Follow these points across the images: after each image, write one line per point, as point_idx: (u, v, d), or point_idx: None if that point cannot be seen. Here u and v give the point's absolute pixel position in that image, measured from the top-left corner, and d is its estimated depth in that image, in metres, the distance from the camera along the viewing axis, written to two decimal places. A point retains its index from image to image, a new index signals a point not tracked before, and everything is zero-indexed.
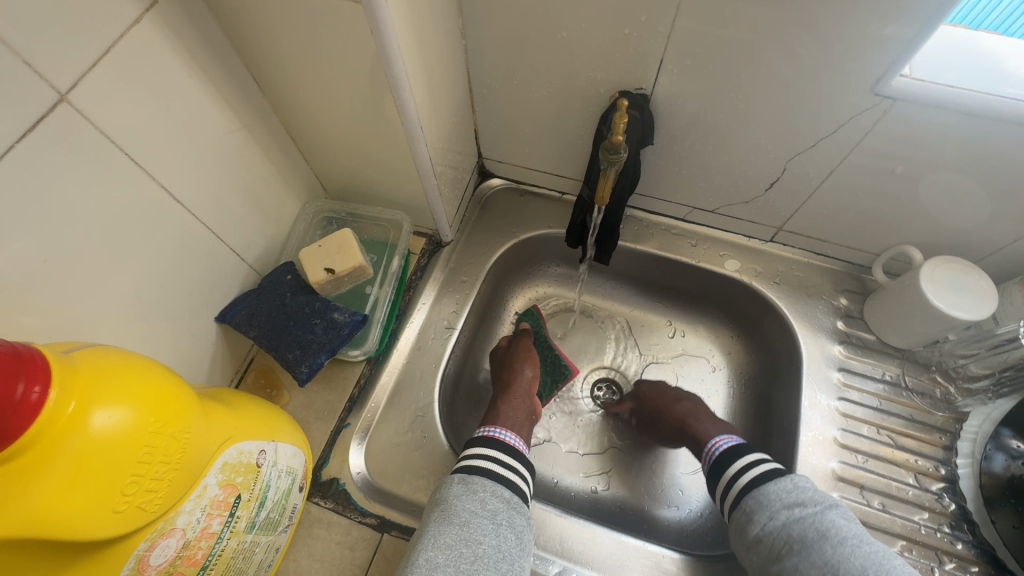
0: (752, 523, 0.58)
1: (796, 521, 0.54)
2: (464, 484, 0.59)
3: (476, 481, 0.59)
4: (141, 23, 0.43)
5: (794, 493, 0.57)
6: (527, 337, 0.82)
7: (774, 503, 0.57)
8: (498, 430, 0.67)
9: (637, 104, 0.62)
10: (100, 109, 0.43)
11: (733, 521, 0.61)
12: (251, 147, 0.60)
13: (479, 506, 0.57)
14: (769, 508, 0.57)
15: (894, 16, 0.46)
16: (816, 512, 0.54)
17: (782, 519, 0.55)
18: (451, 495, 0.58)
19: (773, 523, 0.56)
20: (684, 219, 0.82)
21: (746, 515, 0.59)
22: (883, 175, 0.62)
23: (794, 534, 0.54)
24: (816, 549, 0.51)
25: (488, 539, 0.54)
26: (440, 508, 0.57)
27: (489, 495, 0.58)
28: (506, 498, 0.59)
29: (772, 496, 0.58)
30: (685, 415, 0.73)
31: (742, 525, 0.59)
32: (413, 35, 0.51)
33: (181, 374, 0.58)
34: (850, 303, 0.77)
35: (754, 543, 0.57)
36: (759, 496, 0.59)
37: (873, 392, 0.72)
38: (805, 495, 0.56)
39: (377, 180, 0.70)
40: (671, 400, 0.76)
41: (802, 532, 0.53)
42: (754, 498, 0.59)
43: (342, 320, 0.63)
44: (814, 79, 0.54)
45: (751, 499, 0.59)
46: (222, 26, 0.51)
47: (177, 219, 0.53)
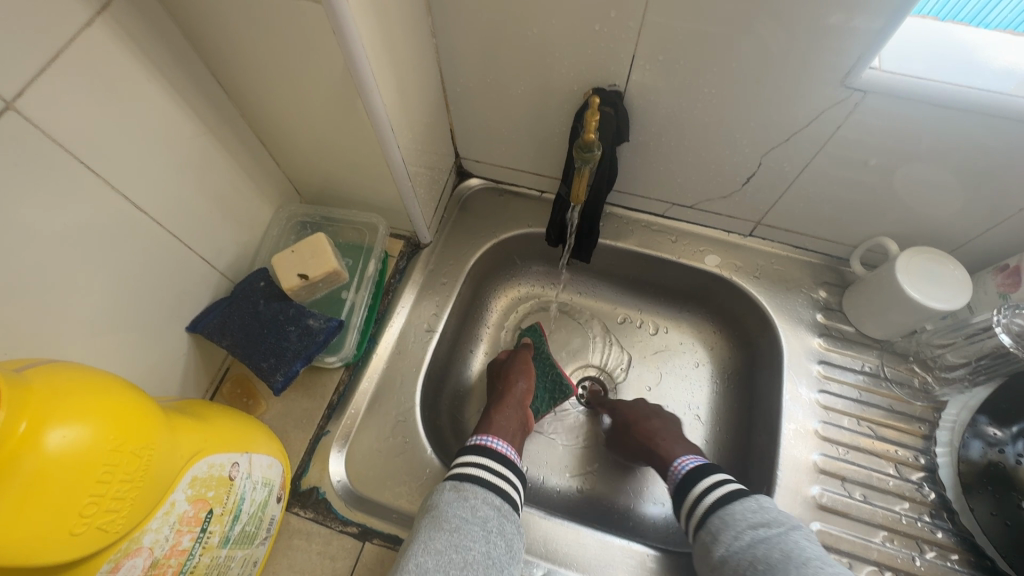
0: (717, 544, 0.57)
1: (760, 541, 0.54)
2: (454, 491, 0.58)
3: (466, 488, 0.59)
4: (92, 26, 0.42)
5: (758, 513, 0.57)
6: (527, 350, 0.81)
7: (739, 522, 0.57)
8: (490, 438, 0.66)
9: (610, 101, 0.62)
10: (51, 117, 0.41)
11: (698, 542, 0.60)
12: (218, 152, 0.59)
13: (470, 513, 0.56)
14: (735, 528, 0.57)
15: (861, 8, 0.46)
16: (780, 533, 0.54)
17: (746, 539, 0.55)
18: (442, 502, 0.57)
19: (737, 542, 0.56)
20: (663, 215, 0.82)
21: (712, 535, 0.58)
22: (858, 168, 0.62)
23: (759, 554, 0.53)
24: (782, 569, 0.51)
25: (477, 546, 0.53)
26: (431, 515, 0.56)
27: (479, 502, 0.58)
28: (496, 505, 0.58)
29: (737, 516, 0.58)
30: (653, 434, 0.71)
31: (707, 545, 0.59)
32: (379, 35, 0.50)
33: (151, 387, 0.57)
34: (829, 296, 0.77)
35: (719, 564, 0.56)
36: (724, 516, 0.59)
37: (853, 384, 0.72)
38: (770, 516, 0.56)
39: (351, 183, 0.69)
40: (641, 416, 0.74)
41: (766, 552, 0.53)
42: (719, 518, 0.59)
43: (317, 326, 0.62)
44: (786, 71, 0.54)
45: (716, 518, 0.59)
46: (181, 27, 0.49)
47: (140, 228, 0.52)
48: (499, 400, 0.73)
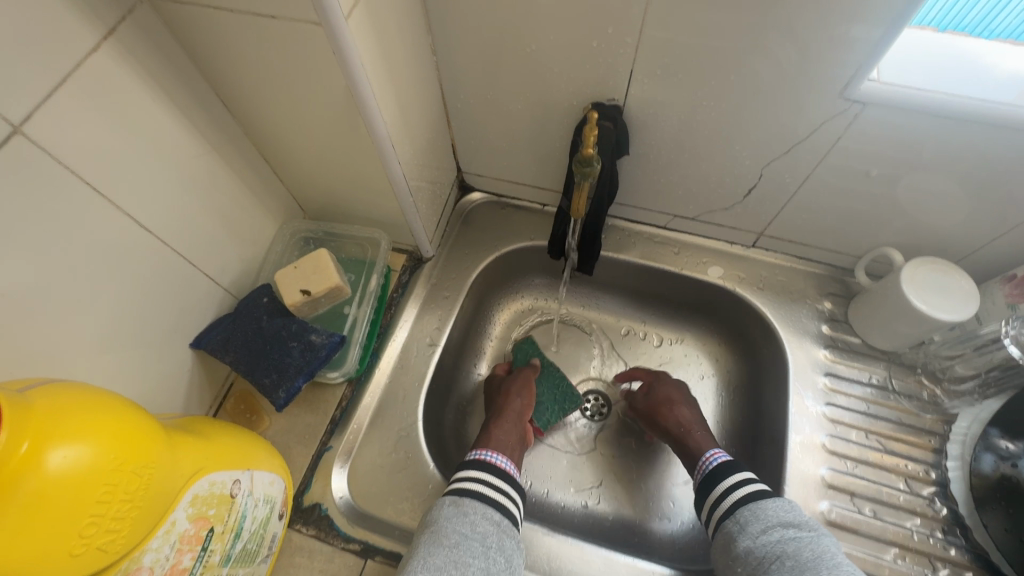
0: (743, 535, 0.57)
1: (789, 539, 0.54)
2: (454, 506, 0.58)
3: (466, 503, 0.59)
4: (98, 51, 0.43)
5: (791, 513, 0.57)
6: (531, 371, 0.80)
7: (770, 518, 0.57)
8: (489, 453, 0.65)
9: (610, 115, 0.62)
10: (59, 140, 0.42)
11: (719, 532, 0.60)
12: (223, 170, 0.60)
13: (470, 529, 0.56)
14: (764, 522, 0.57)
15: (857, 25, 0.47)
16: (811, 536, 0.54)
17: (776, 534, 0.55)
18: (441, 517, 0.57)
19: (766, 536, 0.55)
20: (665, 227, 0.81)
21: (738, 526, 0.58)
22: (859, 179, 0.62)
23: (788, 550, 0.53)
24: (811, 567, 0.51)
25: (476, 562, 0.53)
26: (430, 531, 0.56)
27: (479, 518, 0.57)
28: (496, 521, 0.58)
29: (770, 511, 0.57)
30: (686, 424, 0.71)
31: (731, 535, 0.58)
32: (379, 55, 0.51)
33: (154, 404, 0.57)
34: (834, 307, 0.76)
35: (741, 555, 0.56)
36: (755, 509, 0.58)
37: (860, 396, 0.71)
38: (801, 518, 0.56)
39: (354, 199, 0.70)
40: (671, 405, 0.74)
41: (796, 550, 0.53)
42: (750, 510, 0.58)
43: (319, 342, 0.62)
44: (784, 84, 0.54)
45: (745, 511, 0.59)
46: (186, 50, 0.51)
47: (145, 247, 0.52)
48: (495, 413, 0.73)
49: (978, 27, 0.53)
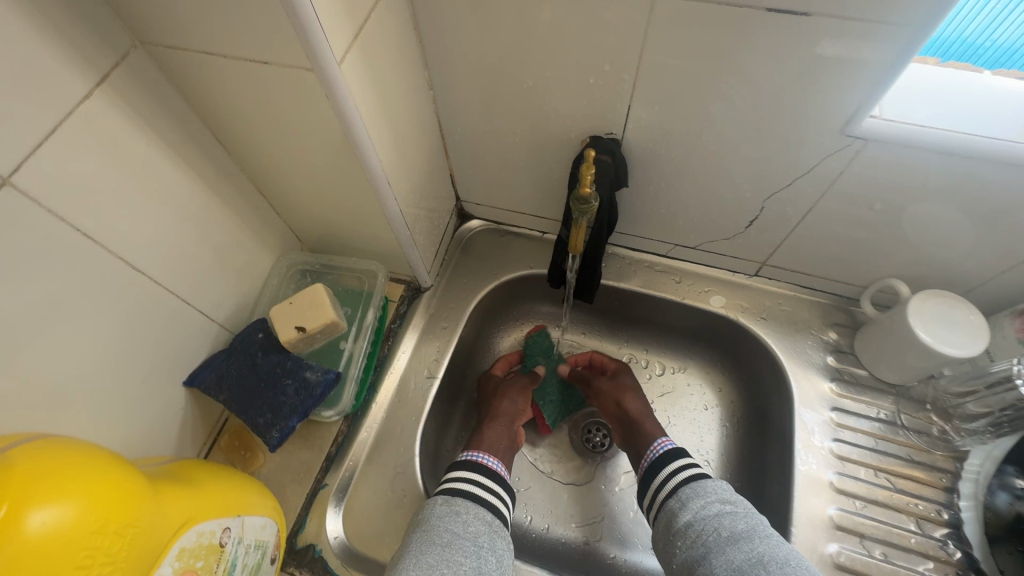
0: (684, 511, 0.60)
1: (726, 514, 0.57)
2: (447, 506, 0.58)
3: (458, 503, 0.59)
4: (90, 98, 0.43)
5: (729, 492, 0.60)
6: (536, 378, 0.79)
7: (709, 494, 0.59)
8: (481, 455, 0.66)
9: (608, 149, 0.62)
10: (50, 188, 0.42)
11: (662, 511, 0.62)
12: (219, 207, 0.60)
13: (462, 528, 0.56)
14: (704, 498, 0.59)
15: (853, 66, 0.47)
16: (746, 511, 0.57)
17: (714, 509, 0.58)
18: (434, 517, 0.57)
19: (704, 510, 0.58)
20: (666, 255, 0.80)
21: (680, 503, 0.61)
22: (862, 212, 0.61)
23: (725, 524, 0.56)
24: (746, 540, 0.54)
25: (468, 562, 0.54)
26: (422, 530, 0.56)
27: (471, 518, 0.58)
28: (487, 521, 0.59)
29: (710, 489, 0.60)
30: (637, 414, 0.73)
31: (674, 512, 0.61)
32: (374, 94, 0.51)
33: (146, 444, 0.56)
34: (840, 337, 0.75)
35: (681, 530, 0.58)
36: (696, 487, 0.61)
37: (868, 432, 0.69)
38: (738, 496, 0.59)
39: (351, 231, 0.69)
40: (622, 395, 0.75)
41: (733, 523, 0.56)
42: (691, 488, 0.61)
43: (314, 379, 0.61)
44: (783, 120, 0.54)
45: (687, 489, 0.61)
46: (181, 92, 0.51)
47: (137, 288, 0.52)
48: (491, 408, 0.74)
49: (979, 37, 0.49)
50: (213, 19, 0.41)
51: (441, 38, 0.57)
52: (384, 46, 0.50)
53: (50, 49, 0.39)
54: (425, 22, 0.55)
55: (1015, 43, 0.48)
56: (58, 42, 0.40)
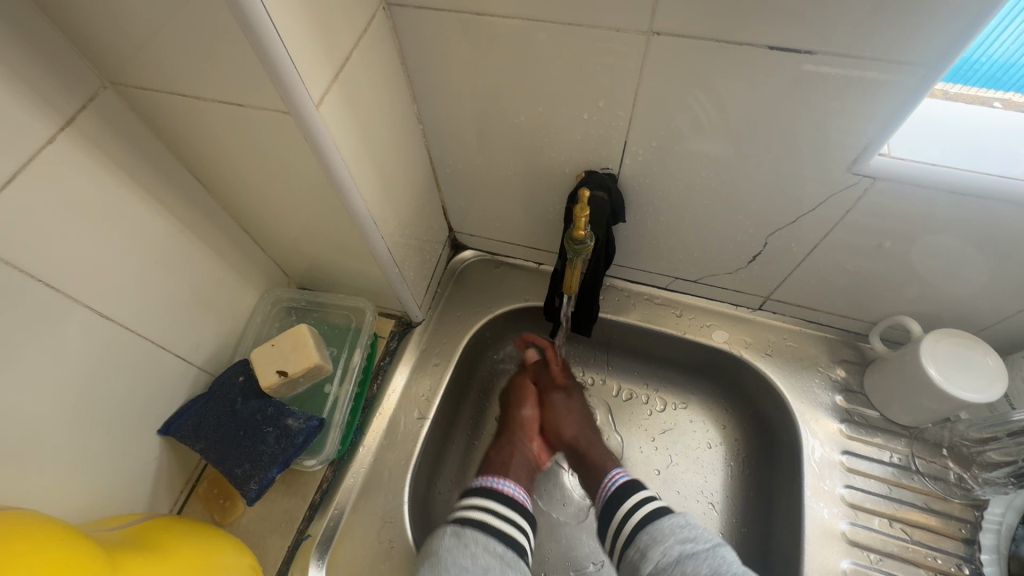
0: (646, 560, 0.59)
1: (688, 556, 0.57)
2: (455, 537, 0.59)
3: (468, 534, 0.59)
4: (55, 143, 0.41)
5: (687, 530, 0.60)
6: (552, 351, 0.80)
7: (668, 538, 0.60)
8: (498, 480, 0.68)
9: (604, 184, 0.59)
10: (10, 240, 0.40)
11: (625, 560, 0.62)
12: (199, 246, 0.57)
13: (470, 562, 0.57)
14: (664, 543, 0.59)
15: (857, 105, 0.45)
16: (707, 550, 0.58)
17: (675, 554, 0.58)
18: (442, 548, 0.58)
19: (666, 558, 0.58)
20: (667, 288, 0.77)
21: (641, 552, 0.60)
22: (870, 250, 0.59)
23: (687, 568, 0.56)
24: None
25: None
26: (432, 562, 0.56)
27: (480, 551, 0.58)
28: (498, 553, 0.59)
29: (666, 531, 0.60)
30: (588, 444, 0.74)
31: (635, 563, 0.60)
32: (357, 133, 0.48)
33: (115, 499, 0.53)
34: (848, 375, 0.72)
35: None
36: (653, 531, 0.61)
37: (880, 477, 0.66)
38: (697, 532, 0.60)
39: (339, 267, 0.67)
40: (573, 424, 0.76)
41: (695, 567, 0.56)
42: (648, 534, 0.61)
43: (296, 427, 0.59)
44: (785, 157, 0.51)
45: (646, 535, 0.61)
46: (157, 132, 0.49)
47: (109, 336, 0.49)
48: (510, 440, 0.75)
49: (974, 53, 0.45)
50: (187, 61, 0.40)
51: (430, 73, 0.55)
52: (368, 84, 0.48)
53: (10, 95, 0.37)
54: (413, 57, 0.54)
55: (1014, 60, 0.44)
56: (19, 87, 0.38)
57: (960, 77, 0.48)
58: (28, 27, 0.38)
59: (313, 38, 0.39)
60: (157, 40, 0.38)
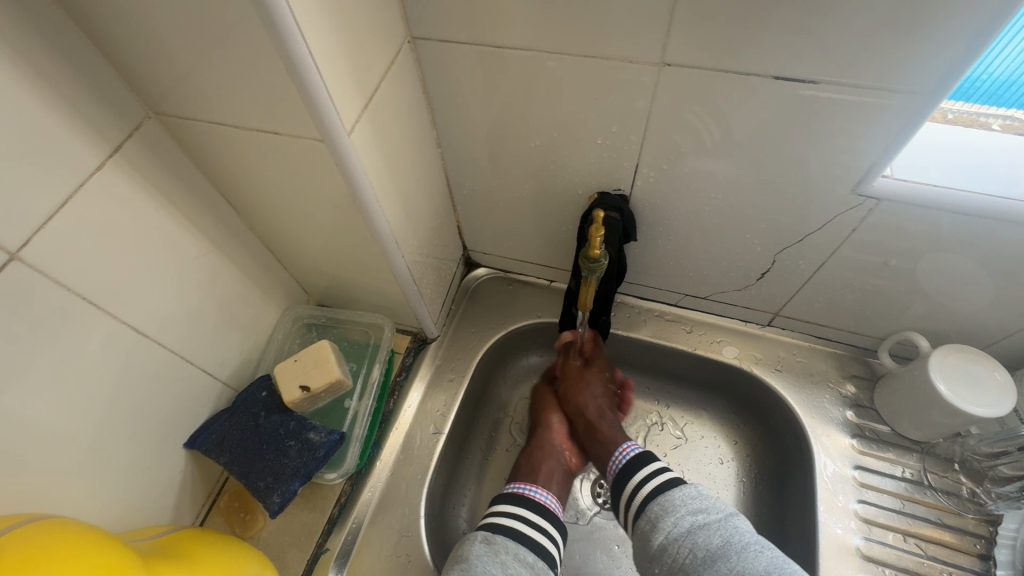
0: (657, 531, 0.59)
1: (699, 528, 0.56)
2: (486, 543, 0.59)
3: (498, 542, 0.60)
4: (102, 170, 0.44)
5: (698, 500, 0.59)
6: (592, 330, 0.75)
7: (679, 508, 0.59)
8: (527, 486, 0.68)
9: (616, 205, 0.62)
10: (58, 261, 0.42)
11: (637, 531, 0.61)
12: (226, 266, 0.60)
13: (500, 568, 0.57)
14: (675, 514, 0.58)
15: (859, 130, 0.47)
16: (718, 520, 0.57)
17: (686, 524, 0.57)
18: (472, 553, 0.58)
19: (676, 529, 0.57)
20: (677, 304, 0.79)
21: (651, 522, 0.60)
22: (876, 268, 0.60)
23: (699, 541, 0.55)
24: (721, 555, 0.53)
25: None
26: (461, 567, 0.57)
27: (510, 558, 0.58)
28: (529, 562, 0.59)
29: (677, 501, 0.59)
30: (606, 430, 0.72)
31: (647, 533, 0.60)
32: (382, 159, 0.51)
33: (142, 510, 0.55)
34: (858, 390, 0.73)
35: (658, 552, 0.58)
36: (664, 502, 0.60)
37: (893, 492, 0.66)
38: (707, 503, 0.59)
39: (358, 285, 0.69)
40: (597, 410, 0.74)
41: (706, 538, 0.55)
42: (660, 504, 0.60)
43: (317, 440, 0.60)
44: (791, 179, 0.54)
45: (656, 505, 0.60)
46: (194, 158, 0.52)
47: (142, 351, 0.52)
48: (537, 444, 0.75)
49: (976, 70, 0.46)
50: (229, 92, 0.43)
51: (451, 100, 0.58)
52: (394, 112, 0.51)
53: (64, 126, 0.40)
54: (435, 85, 0.56)
55: (1015, 77, 0.46)
56: (73, 119, 0.41)
57: (963, 95, 0.50)
58: (84, 64, 0.41)
59: (346, 72, 0.42)
60: (202, 75, 0.41)
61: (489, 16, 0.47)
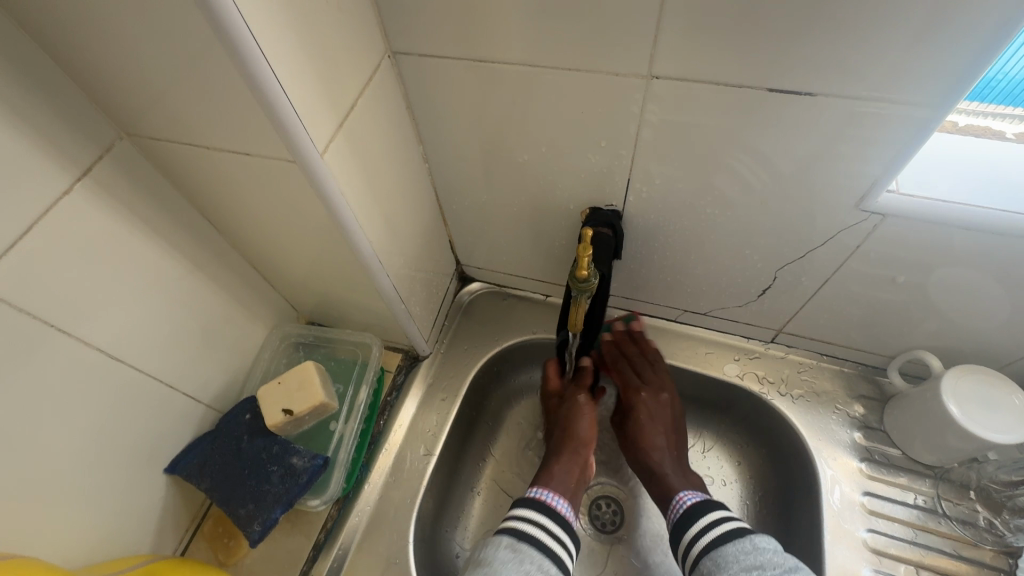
0: None
1: None
2: (512, 550, 0.56)
3: (524, 550, 0.56)
4: (71, 193, 0.43)
5: (752, 555, 0.54)
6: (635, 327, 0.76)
7: (731, 564, 0.54)
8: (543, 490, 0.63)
9: (609, 222, 0.60)
10: (24, 289, 0.41)
11: None
12: (208, 287, 0.58)
13: None
14: (727, 570, 0.54)
15: (858, 143, 0.44)
16: None
17: None
18: (497, 560, 0.55)
19: None
20: (676, 320, 0.76)
21: None
22: (883, 284, 0.57)
23: None
24: None
25: None
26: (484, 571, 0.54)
27: (535, 568, 0.55)
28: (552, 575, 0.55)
29: (731, 557, 0.55)
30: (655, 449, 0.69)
31: None
32: (362, 177, 0.49)
33: (120, 539, 0.54)
34: (867, 411, 0.69)
35: None
36: (717, 556, 0.56)
37: (905, 520, 0.63)
38: (764, 558, 0.54)
39: (346, 303, 0.67)
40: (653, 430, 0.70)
41: None
42: (712, 559, 0.56)
43: (301, 465, 0.58)
44: (789, 195, 0.51)
45: (709, 560, 0.56)
46: (170, 178, 0.50)
47: (120, 376, 0.50)
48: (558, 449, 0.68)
49: (993, 70, 0.43)
50: (199, 113, 0.41)
51: (436, 115, 0.56)
52: (373, 129, 0.50)
53: (27, 151, 0.39)
54: (418, 100, 0.55)
55: None
56: (37, 143, 0.40)
57: (977, 95, 0.47)
58: (51, 87, 0.40)
59: (319, 90, 0.41)
60: (169, 96, 0.40)
61: (470, 29, 0.46)
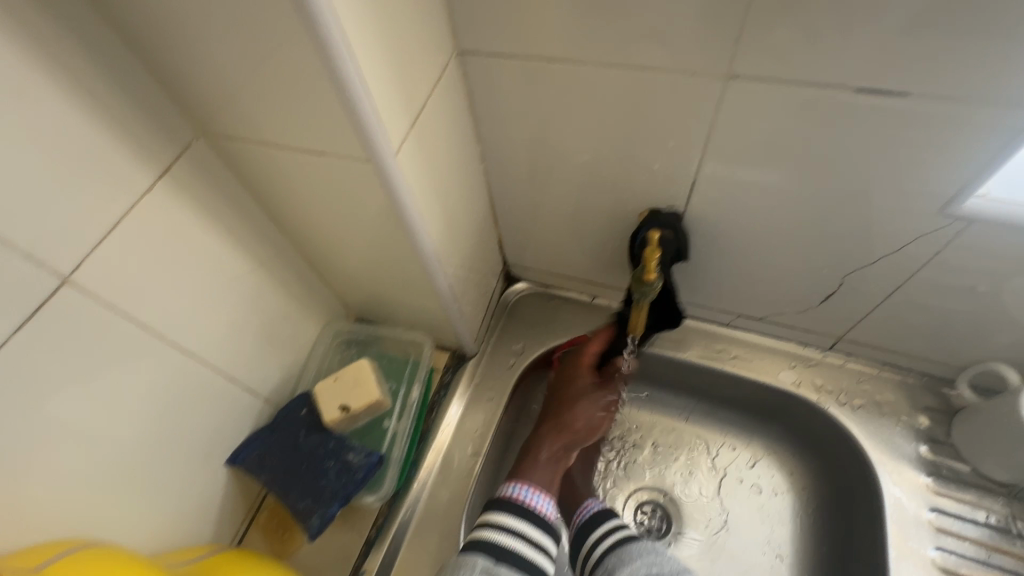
0: None
1: None
2: None
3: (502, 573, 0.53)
4: (151, 192, 0.44)
5: (655, 554, 0.58)
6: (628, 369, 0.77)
7: (635, 561, 0.58)
8: (528, 494, 0.60)
9: (670, 224, 0.58)
10: (109, 285, 0.42)
11: None
12: (268, 284, 0.59)
13: None
14: (630, 566, 0.58)
15: (944, 146, 0.42)
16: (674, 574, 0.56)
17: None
18: None
19: None
20: (728, 324, 0.74)
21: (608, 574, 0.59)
22: (960, 293, 0.55)
23: None
24: None
25: None
26: None
27: None
28: None
29: (633, 553, 0.59)
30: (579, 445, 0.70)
31: None
32: (426, 177, 0.49)
33: (185, 527, 0.55)
34: (933, 424, 0.67)
35: None
36: (621, 554, 0.59)
37: (975, 539, 0.61)
38: (664, 557, 0.58)
39: (397, 301, 0.68)
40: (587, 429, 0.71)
41: None
42: (616, 556, 0.59)
43: (355, 462, 0.60)
44: (864, 198, 0.49)
45: (613, 557, 0.60)
46: (238, 176, 0.51)
47: (188, 371, 0.52)
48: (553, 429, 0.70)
49: None
50: (274, 113, 0.42)
51: (496, 114, 0.56)
52: (438, 127, 0.49)
53: (115, 150, 0.40)
54: (480, 99, 0.54)
55: None
56: (124, 142, 0.41)
57: None
58: (136, 88, 0.41)
59: (392, 90, 0.41)
60: (246, 95, 0.41)
61: (539, 27, 0.45)
